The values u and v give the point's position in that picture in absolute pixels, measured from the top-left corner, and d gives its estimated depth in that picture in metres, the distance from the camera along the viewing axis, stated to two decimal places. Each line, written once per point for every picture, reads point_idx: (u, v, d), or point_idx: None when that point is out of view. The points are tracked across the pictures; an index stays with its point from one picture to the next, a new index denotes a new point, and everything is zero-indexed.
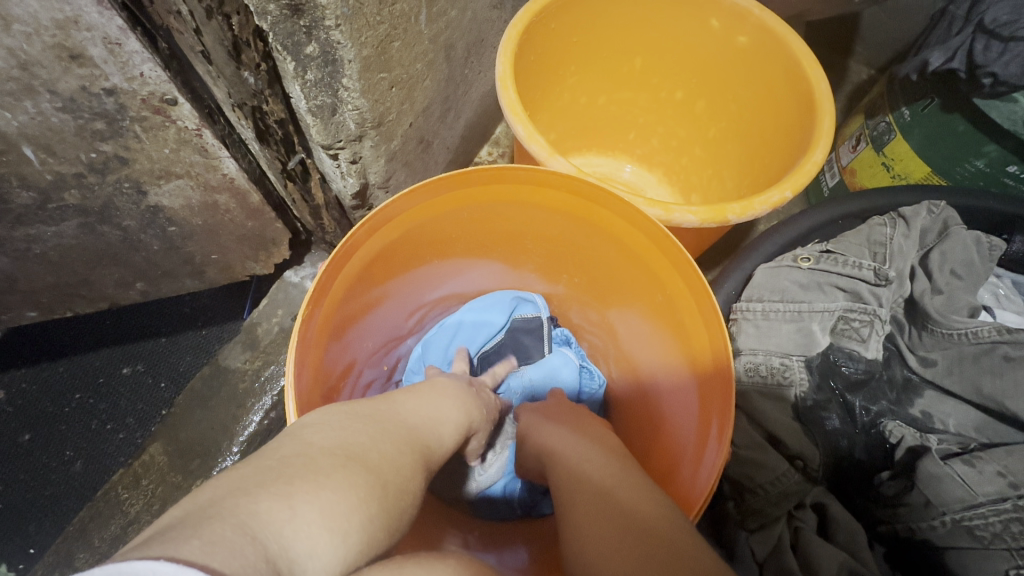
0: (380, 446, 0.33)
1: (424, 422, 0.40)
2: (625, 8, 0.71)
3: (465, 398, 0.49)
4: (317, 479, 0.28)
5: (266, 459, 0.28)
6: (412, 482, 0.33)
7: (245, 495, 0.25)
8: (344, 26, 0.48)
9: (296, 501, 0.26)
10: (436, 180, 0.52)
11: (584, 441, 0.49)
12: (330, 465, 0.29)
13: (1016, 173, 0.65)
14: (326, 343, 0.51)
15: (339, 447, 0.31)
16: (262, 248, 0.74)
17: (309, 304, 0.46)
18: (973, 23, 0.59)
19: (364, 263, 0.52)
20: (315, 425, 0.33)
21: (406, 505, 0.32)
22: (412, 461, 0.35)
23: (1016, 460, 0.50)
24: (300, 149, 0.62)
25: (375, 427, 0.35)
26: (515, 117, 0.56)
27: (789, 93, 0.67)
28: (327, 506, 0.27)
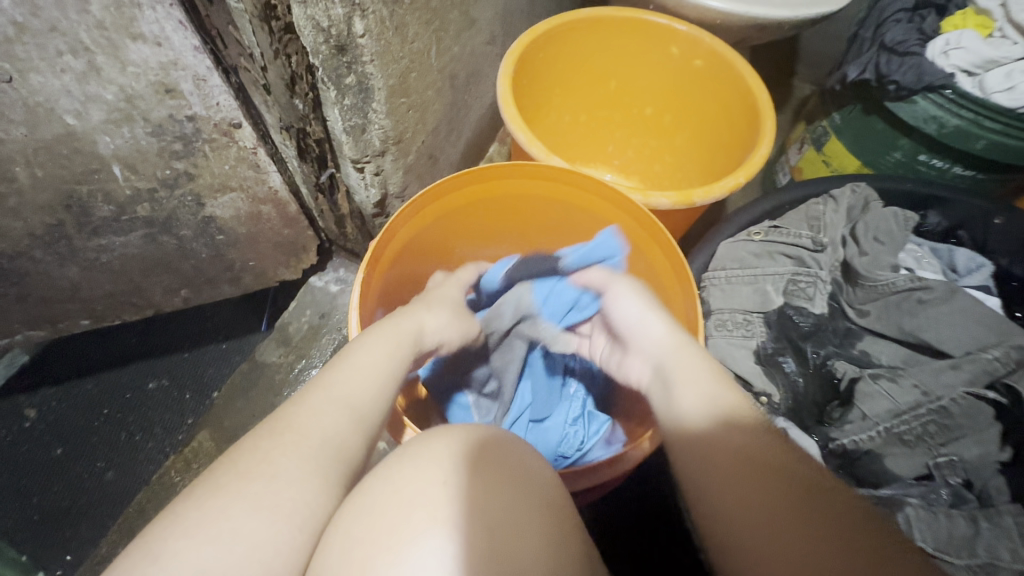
0: (270, 465, 0.38)
1: (354, 393, 0.46)
2: (598, 39, 0.85)
3: (400, 351, 0.53)
4: (191, 529, 0.34)
5: (169, 509, 0.36)
6: (329, 474, 0.40)
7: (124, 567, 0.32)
8: (377, 61, 0.60)
9: (165, 553, 0.33)
10: (457, 175, 0.62)
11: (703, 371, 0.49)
12: (206, 510, 0.35)
13: (927, 161, 0.78)
14: (371, 312, 0.59)
15: (226, 482, 0.37)
16: (293, 254, 0.84)
17: (364, 275, 0.55)
18: (877, 43, 0.75)
19: (400, 243, 0.62)
20: (232, 458, 0.39)
21: (319, 496, 0.39)
22: (311, 460, 0.40)
23: (926, 372, 0.61)
24: (331, 164, 0.73)
25: (280, 438, 0.40)
26: (516, 127, 0.68)
27: (739, 104, 0.80)
28: (202, 555, 0.33)
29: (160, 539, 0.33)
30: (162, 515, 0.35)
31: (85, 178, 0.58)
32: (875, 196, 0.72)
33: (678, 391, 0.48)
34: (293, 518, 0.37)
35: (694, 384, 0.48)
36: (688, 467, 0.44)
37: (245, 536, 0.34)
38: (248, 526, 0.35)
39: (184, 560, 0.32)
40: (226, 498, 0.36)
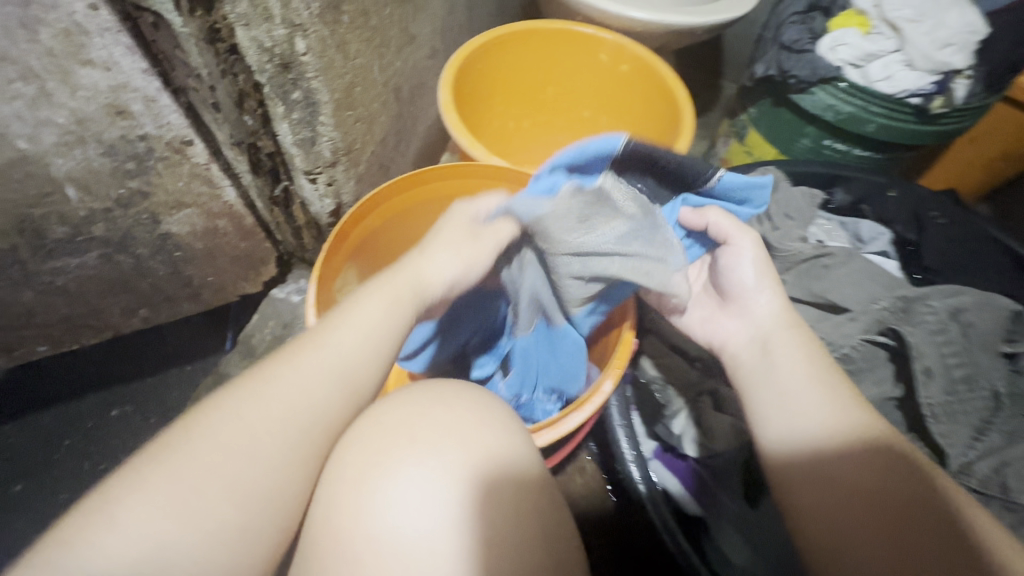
0: (241, 439, 0.40)
1: (339, 360, 0.47)
2: (532, 48, 0.91)
3: (395, 317, 0.53)
4: (159, 496, 0.36)
5: (128, 472, 0.38)
6: (300, 442, 0.43)
7: (81, 529, 0.34)
8: (320, 76, 0.64)
9: (125, 521, 0.35)
10: (404, 177, 0.66)
11: (804, 378, 0.53)
12: (172, 481, 0.37)
13: (831, 145, 0.87)
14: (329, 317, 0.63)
15: (191, 451, 0.39)
16: (252, 267, 0.87)
17: (318, 273, 0.59)
18: (777, 42, 0.83)
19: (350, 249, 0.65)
20: (201, 422, 0.41)
21: (289, 464, 0.42)
22: (283, 434, 0.42)
23: (829, 327, 0.69)
24: (284, 178, 0.76)
25: (252, 410, 0.42)
26: (458, 133, 0.74)
27: (662, 102, 0.88)
28: (161, 527, 0.35)
29: (121, 506, 0.35)
30: (122, 478, 0.37)
31: (38, 202, 0.60)
32: (784, 177, 0.80)
33: (787, 414, 0.52)
34: (261, 489, 0.40)
35: (803, 392, 0.52)
36: (787, 471, 0.50)
37: (212, 503, 0.38)
38: (216, 497, 0.38)
39: (150, 528, 0.35)
40: (191, 469, 0.38)
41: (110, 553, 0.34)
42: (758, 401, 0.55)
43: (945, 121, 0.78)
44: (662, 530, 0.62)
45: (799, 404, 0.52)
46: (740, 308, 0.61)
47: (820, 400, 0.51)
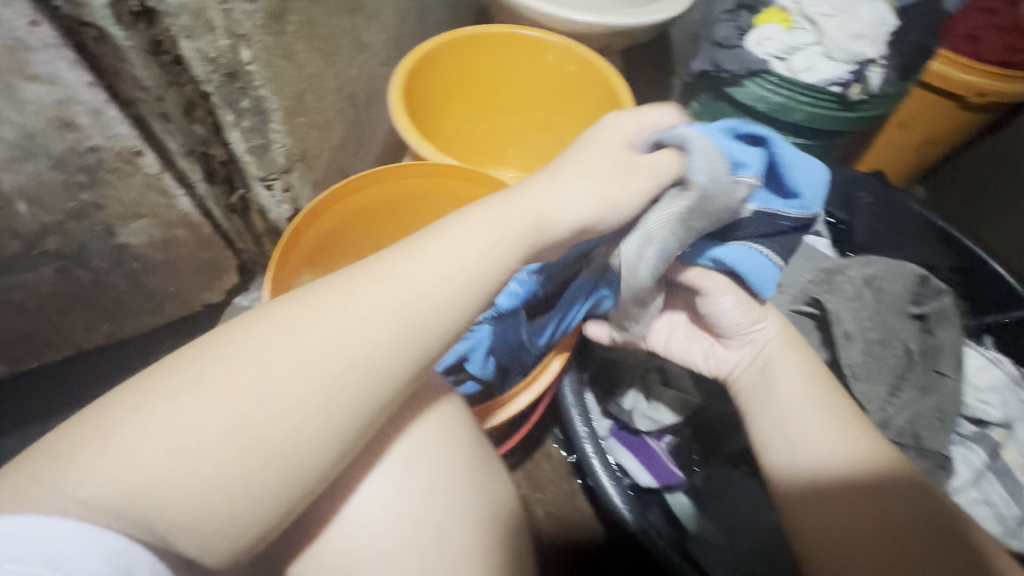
0: (259, 384, 0.38)
1: (405, 303, 0.42)
2: (481, 53, 0.94)
3: (470, 267, 0.45)
4: (173, 426, 0.35)
5: (138, 392, 0.36)
6: (336, 396, 0.39)
7: (79, 443, 0.34)
8: (269, 85, 0.67)
9: (122, 449, 0.34)
10: (356, 177, 0.67)
11: (811, 402, 0.57)
12: (184, 414, 0.36)
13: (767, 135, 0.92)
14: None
15: (203, 384, 0.37)
16: (214, 276, 0.88)
17: (271, 271, 0.60)
18: (710, 40, 0.88)
19: (301, 257, 0.66)
20: (239, 350, 0.39)
21: (318, 419, 0.38)
22: (314, 385, 0.38)
23: None
24: (239, 186, 0.78)
25: (277, 353, 0.39)
26: (409, 135, 0.77)
27: (606, 100, 0.91)
28: (165, 461, 0.34)
29: (121, 429, 0.34)
30: (130, 397, 0.36)
31: None
32: None
33: (801, 429, 0.56)
34: (280, 441, 0.37)
35: (811, 418, 0.56)
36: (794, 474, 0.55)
37: (223, 445, 0.36)
38: (228, 441, 0.36)
39: (146, 462, 0.34)
40: (209, 400, 0.36)
41: (107, 479, 0.33)
42: (761, 422, 0.59)
43: (866, 107, 0.83)
44: (608, 499, 0.67)
45: (805, 428, 0.56)
46: (741, 341, 0.63)
47: (833, 429, 0.55)
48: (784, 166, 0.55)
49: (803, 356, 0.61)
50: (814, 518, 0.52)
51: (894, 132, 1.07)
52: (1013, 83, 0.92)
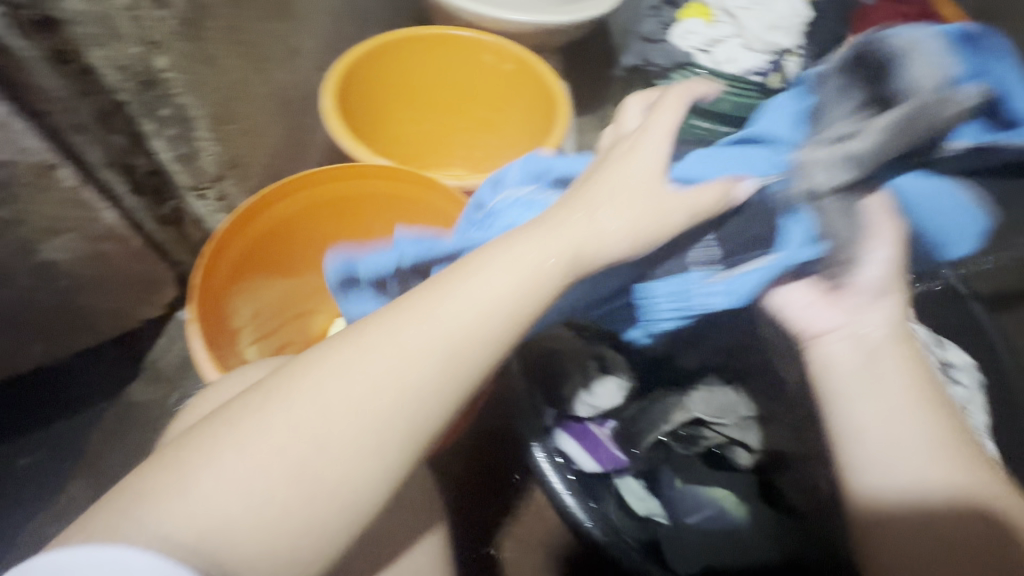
0: (322, 416, 0.38)
1: (455, 337, 0.40)
2: (417, 56, 0.94)
3: (527, 277, 0.42)
4: (229, 469, 0.36)
5: (208, 433, 0.38)
6: (381, 444, 0.38)
7: (160, 482, 0.36)
8: (189, 92, 0.66)
9: (201, 488, 0.36)
10: (283, 182, 0.66)
11: (906, 402, 0.46)
12: (240, 456, 0.37)
13: None
14: (213, 342, 0.64)
15: (267, 419, 0.38)
16: (151, 289, 0.87)
17: (198, 276, 0.60)
18: (637, 35, 0.91)
19: (228, 271, 0.65)
20: (297, 390, 0.39)
21: (365, 471, 0.38)
22: (359, 432, 0.38)
23: None
24: (170, 197, 0.78)
25: (333, 385, 0.39)
26: (341, 137, 0.77)
27: (540, 97, 0.93)
28: (218, 504, 0.35)
29: (200, 467, 0.36)
30: (204, 438, 0.38)
31: None
32: None
33: (896, 428, 0.45)
34: (325, 491, 0.37)
35: (908, 422, 0.45)
36: (892, 479, 0.44)
37: (274, 489, 0.36)
38: (277, 489, 0.36)
39: (226, 499, 0.36)
40: (262, 444, 0.37)
41: (175, 520, 0.34)
42: (865, 407, 0.46)
43: None
44: (558, 495, 0.69)
45: (900, 432, 0.45)
46: (857, 301, 0.48)
47: (932, 444, 0.44)
48: (1003, 98, 0.40)
49: (909, 350, 0.48)
50: (890, 523, 0.44)
51: None
52: None
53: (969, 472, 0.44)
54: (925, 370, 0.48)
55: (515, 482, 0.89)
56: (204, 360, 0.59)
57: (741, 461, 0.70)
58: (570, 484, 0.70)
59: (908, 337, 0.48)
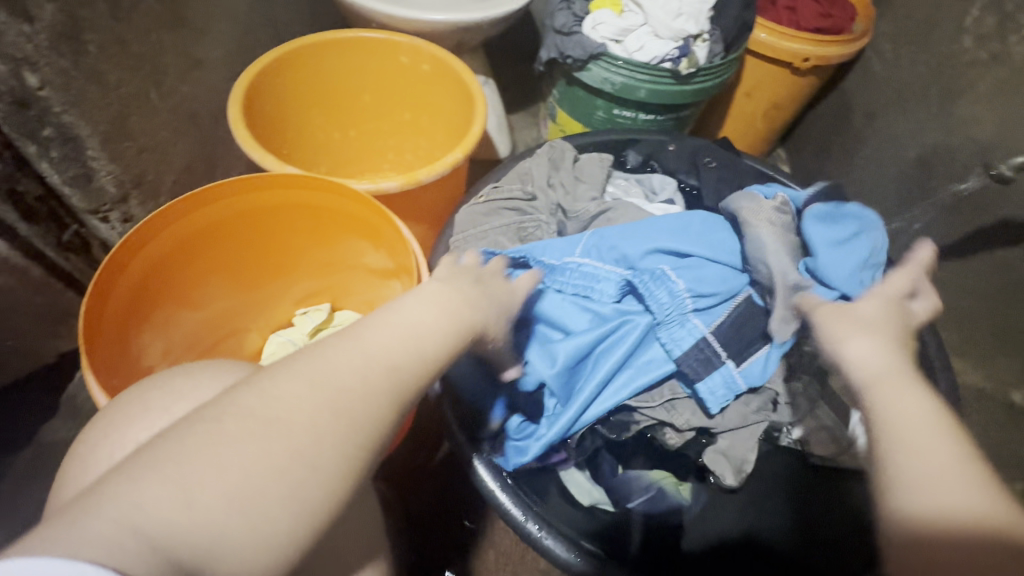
0: (301, 423, 0.37)
1: (407, 353, 0.43)
2: (333, 61, 0.93)
3: (468, 313, 0.48)
4: (197, 471, 0.33)
5: (184, 433, 0.35)
6: (352, 446, 0.38)
7: (125, 481, 0.32)
8: (72, 109, 0.63)
9: (162, 493, 0.32)
10: (194, 193, 0.63)
11: (927, 406, 0.44)
12: (209, 458, 0.34)
13: (621, 113, 0.96)
14: (109, 375, 0.61)
15: (236, 421, 0.36)
16: (60, 320, 0.82)
17: (90, 299, 0.56)
18: (552, 29, 0.92)
19: (124, 301, 0.62)
20: (264, 392, 0.38)
21: (334, 476, 0.37)
22: (331, 433, 0.37)
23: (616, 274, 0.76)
24: (69, 221, 0.74)
25: (313, 393, 0.38)
26: (246, 145, 0.75)
27: (459, 94, 0.92)
28: (187, 504, 0.33)
29: (170, 467, 0.33)
30: (170, 441, 0.34)
31: None
32: (572, 148, 0.85)
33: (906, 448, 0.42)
34: (299, 494, 0.36)
35: (935, 441, 0.42)
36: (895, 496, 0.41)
37: (249, 487, 0.34)
38: (251, 488, 0.34)
39: (201, 503, 0.33)
40: (231, 442, 0.35)
41: (151, 511, 0.32)
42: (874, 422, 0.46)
43: (700, 79, 0.88)
44: (489, 489, 0.65)
45: (909, 448, 0.42)
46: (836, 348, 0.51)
47: (946, 452, 0.41)
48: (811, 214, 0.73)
49: (914, 366, 0.48)
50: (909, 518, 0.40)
51: (744, 100, 1.15)
52: (829, 48, 1.01)
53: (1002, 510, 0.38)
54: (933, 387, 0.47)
55: (465, 484, 0.88)
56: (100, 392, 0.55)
57: (670, 441, 0.69)
58: (502, 478, 0.65)
59: (912, 362, 0.48)
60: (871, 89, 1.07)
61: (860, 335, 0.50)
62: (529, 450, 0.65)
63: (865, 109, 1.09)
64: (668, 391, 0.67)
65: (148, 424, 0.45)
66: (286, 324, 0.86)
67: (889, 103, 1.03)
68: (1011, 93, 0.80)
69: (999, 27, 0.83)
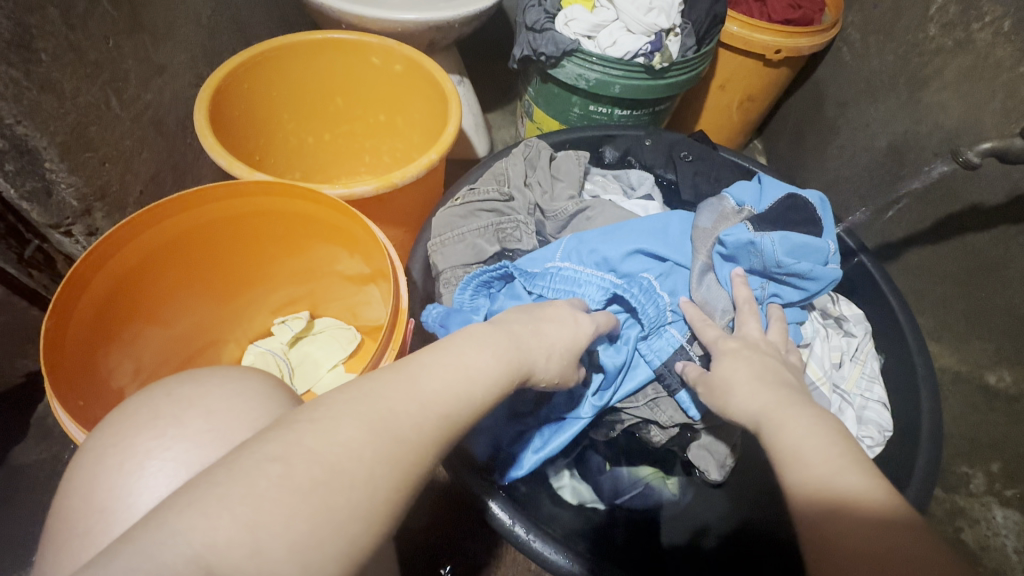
0: (362, 461, 0.33)
1: (452, 393, 0.40)
2: (303, 64, 0.91)
3: (508, 360, 0.45)
4: (253, 500, 0.29)
5: (242, 463, 0.31)
6: (403, 491, 0.35)
7: (181, 510, 0.28)
8: (25, 121, 0.60)
9: (217, 523, 0.28)
10: (171, 200, 0.61)
11: (809, 418, 0.46)
12: (264, 490, 0.30)
13: (596, 110, 0.96)
14: (72, 394, 0.58)
15: (293, 452, 0.32)
16: (24, 338, 0.79)
17: (53, 317, 0.54)
18: (524, 27, 0.91)
19: (90, 311, 0.60)
20: (323, 423, 0.34)
21: (384, 522, 0.34)
22: (385, 474, 0.34)
23: None
24: (30, 236, 0.72)
25: (373, 430, 0.35)
26: (215, 153, 0.72)
27: (434, 93, 0.90)
28: (240, 539, 0.28)
29: (229, 500, 0.29)
30: (227, 470, 0.31)
31: None
32: (548, 147, 0.85)
33: (797, 441, 0.44)
34: (350, 539, 0.31)
35: (810, 428, 0.45)
36: (803, 494, 0.41)
37: (302, 527, 0.30)
38: (303, 528, 0.30)
39: (265, 542, 0.29)
40: (290, 473, 0.31)
41: (211, 542, 0.28)
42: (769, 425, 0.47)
43: (673, 74, 0.89)
44: (495, 517, 0.60)
45: (795, 437, 0.44)
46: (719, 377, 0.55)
47: (830, 450, 0.42)
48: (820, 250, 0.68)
49: (791, 387, 0.51)
50: (836, 521, 0.39)
51: (717, 93, 1.15)
52: (799, 40, 1.02)
53: (882, 489, 0.40)
54: (809, 397, 0.50)
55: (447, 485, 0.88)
56: (70, 422, 0.52)
57: (654, 438, 0.69)
58: (516, 512, 0.60)
59: (788, 388, 0.50)
60: (842, 80, 1.09)
61: (737, 379, 0.53)
62: (524, 463, 0.65)
63: (838, 100, 1.10)
64: (651, 391, 0.67)
65: (158, 433, 0.41)
66: (264, 333, 0.85)
67: (860, 92, 1.04)
68: (976, 79, 0.81)
69: (962, 14, 0.84)
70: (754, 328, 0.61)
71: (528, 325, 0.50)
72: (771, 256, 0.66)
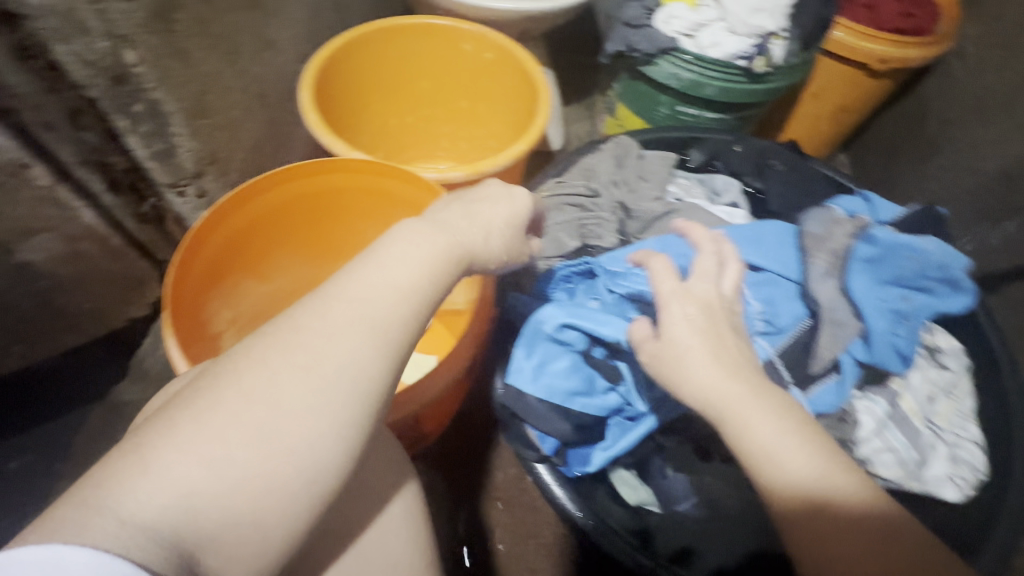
0: (281, 385, 0.36)
1: (373, 292, 0.41)
2: (399, 47, 0.93)
3: (443, 259, 0.45)
4: (181, 442, 0.33)
5: (157, 422, 0.35)
6: (337, 400, 0.37)
7: (105, 476, 0.32)
8: (161, 86, 0.65)
9: (151, 474, 0.32)
10: (272, 173, 0.65)
11: (776, 415, 0.47)
12: (186, 440, 0.34)
13: (685, 111, 0.94)
14: (190, 344, 0.62)
15: (210, 402, 0.35)
16: (132, 288, 0.85)
17: (178, 269, 0.59)
18: (620, 21, 0.90)
19: (199, 280, 0.64)
20: (235, 365, 0.37)
21: (326, 433, 0.37)
22: (311, 392, 0.36)
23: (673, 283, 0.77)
24: (149, 195, 0.77)
25: (293, 353, 0.37)
26: (320, 131, 0.76)
27: (524, 83, 0.91)
28: (174, 481, 0.32)
29: (155, 457, 0.33)
30: (152, 428, 0.34)
31: None
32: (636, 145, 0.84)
33: (775, 445, 0.45)
34: (284, 455, 0.35)
35: (780, 424, 0.46)
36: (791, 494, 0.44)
37: (235, 456, 0.34)
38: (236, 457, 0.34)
39: (196, 482, 0.33)
40: (207, 419, 0.34)
41: (141, 500, 0.31)
42: (733, 425, 0.48)
43: (771, 79, 0.87)
44: (547, 486, 0.64)
45: (767, 438, 0.46)
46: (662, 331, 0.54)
47: (803, 450, 0.45)
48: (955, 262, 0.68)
49: (747, 368, 0.50)
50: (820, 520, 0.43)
51: (810, 102, 1.11)
52: (909, 51, 0.96)
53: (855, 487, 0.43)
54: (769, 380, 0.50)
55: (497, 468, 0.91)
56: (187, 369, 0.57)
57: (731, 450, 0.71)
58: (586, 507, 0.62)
59: (745, 373, 0.49)
60: (948, 95, 1.02)
61: (692, 355, 0.50)
62: (593, 460, 0.66)
63: (941, 116, 1.04)
64: None
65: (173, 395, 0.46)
66: None
67: (968, 111, 0.98)
68: None
69: None
70: (707, 281, 0.57)
71: (471, 230, 0.48)
72: (931, 257, 0.67)
